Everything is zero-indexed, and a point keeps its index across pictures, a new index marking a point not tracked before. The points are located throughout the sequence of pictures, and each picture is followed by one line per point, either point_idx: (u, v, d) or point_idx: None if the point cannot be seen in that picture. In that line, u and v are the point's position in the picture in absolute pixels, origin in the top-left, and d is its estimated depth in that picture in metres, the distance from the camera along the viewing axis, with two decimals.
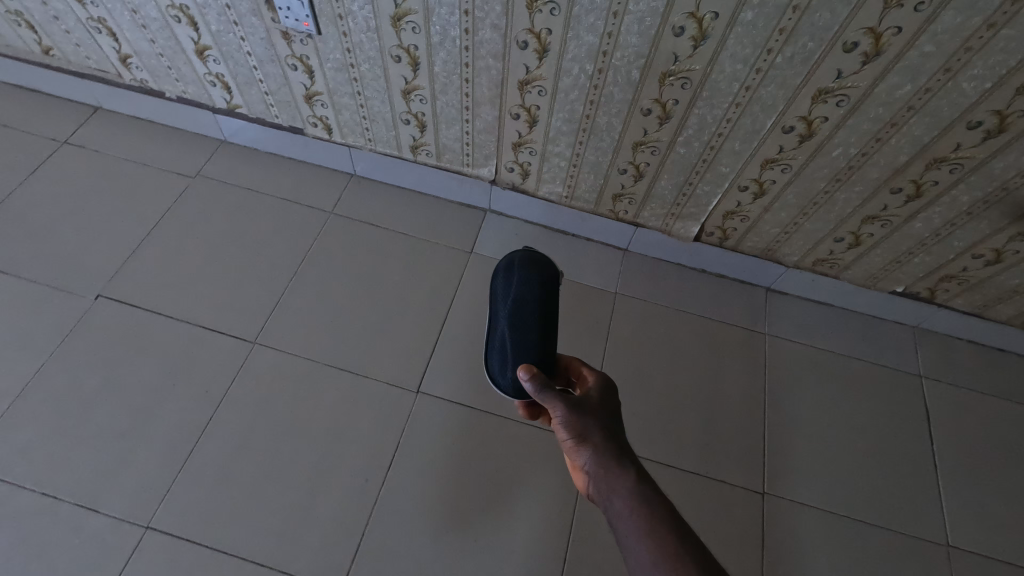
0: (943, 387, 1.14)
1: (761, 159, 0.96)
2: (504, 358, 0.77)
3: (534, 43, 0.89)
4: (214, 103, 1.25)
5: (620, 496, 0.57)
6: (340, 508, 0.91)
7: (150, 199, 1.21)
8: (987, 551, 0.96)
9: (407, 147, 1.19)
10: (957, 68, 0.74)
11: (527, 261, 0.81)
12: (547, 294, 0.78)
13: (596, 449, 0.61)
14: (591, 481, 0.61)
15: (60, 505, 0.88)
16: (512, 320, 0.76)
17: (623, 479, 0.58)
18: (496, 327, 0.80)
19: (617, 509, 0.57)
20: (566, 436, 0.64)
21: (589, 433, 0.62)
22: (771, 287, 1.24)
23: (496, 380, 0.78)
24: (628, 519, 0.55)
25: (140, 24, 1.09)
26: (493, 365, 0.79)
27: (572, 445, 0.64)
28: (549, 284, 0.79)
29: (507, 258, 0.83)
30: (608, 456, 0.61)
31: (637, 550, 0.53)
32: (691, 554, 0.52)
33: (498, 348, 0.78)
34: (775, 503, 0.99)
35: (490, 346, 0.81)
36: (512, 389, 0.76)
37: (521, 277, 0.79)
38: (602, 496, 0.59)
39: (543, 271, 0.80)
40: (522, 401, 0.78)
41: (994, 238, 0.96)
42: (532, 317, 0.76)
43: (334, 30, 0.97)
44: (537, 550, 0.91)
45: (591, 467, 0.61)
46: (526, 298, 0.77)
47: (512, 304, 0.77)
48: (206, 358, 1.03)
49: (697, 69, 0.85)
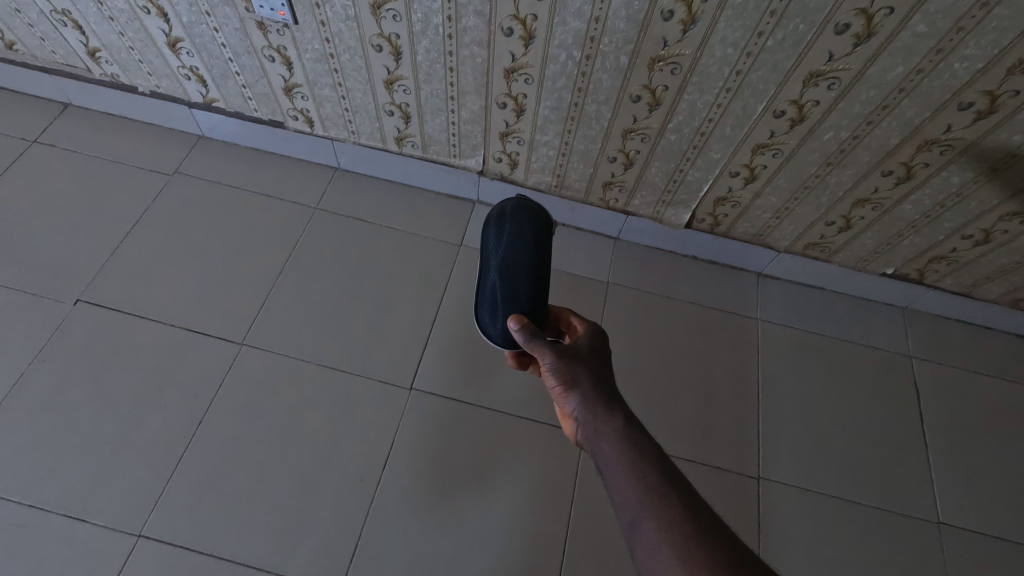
0: (933, 367, 1.15)
1: (752, 144, 0.94)
2: (494, 309, 0.77)
3: (520, 29, 0.86)
4: (190, 98, 1.21)
5: (607, 438, 0.57)
6: (336, 509, 0.90)
7: (127, 199, 1.17)
8: (978, 527, 0.98)
9: (392, 139, 1.16)
10: (949, 49, 0.74)
11: (519, 211, 0.78)
12: (538, 246, 0.76)
13: (585, 394, 0.61)
14: (579, 425, 0.61)
15: (48, 516, 0.86)
16: (502, 273, 0.75)
17: (611, 422, 0.58)
18: (487, 279, 0.80)
19: (603, 450, 0.57)
20: (554, 382, 0.64)
21: (578, 379, 0.63)
22: (762, 272, 1.24)
23: (485, 329, 0.80)
24: (614, 460, 0.55)
25: (107, 17, 1.05)
26: (483, 316, 0.80)
27: (561, 391, 0.64)
28: (540, 236, 0.76)
29: (500, 206, 0.81)
30: (596, 400, 0.60)
31: (622, 488, 0.53)
32: (676, 493, 0.52)
33: (489, 300, 0.78)
34: (770, 488, 0.99)
35: (481, 296, 0.81)
36: (502, 339, 0.77)
37: (512, 230, 0.76)
38: (589, 440, 0.59)
39: (534, 224, 0.77)
40: (512, 351, 0.78)
41: (983, 219, 0.96)
42: (522, 269, 0.74)
43: (311, 20, 0.94)
44: (536, 543, 0.91)
45: (579, 411, 0.61)
46: (517, 249, 0.75)
47: (501, 256, 0.76)
48: (193, 361, 1.01)
49: (687, 54, 0.83)
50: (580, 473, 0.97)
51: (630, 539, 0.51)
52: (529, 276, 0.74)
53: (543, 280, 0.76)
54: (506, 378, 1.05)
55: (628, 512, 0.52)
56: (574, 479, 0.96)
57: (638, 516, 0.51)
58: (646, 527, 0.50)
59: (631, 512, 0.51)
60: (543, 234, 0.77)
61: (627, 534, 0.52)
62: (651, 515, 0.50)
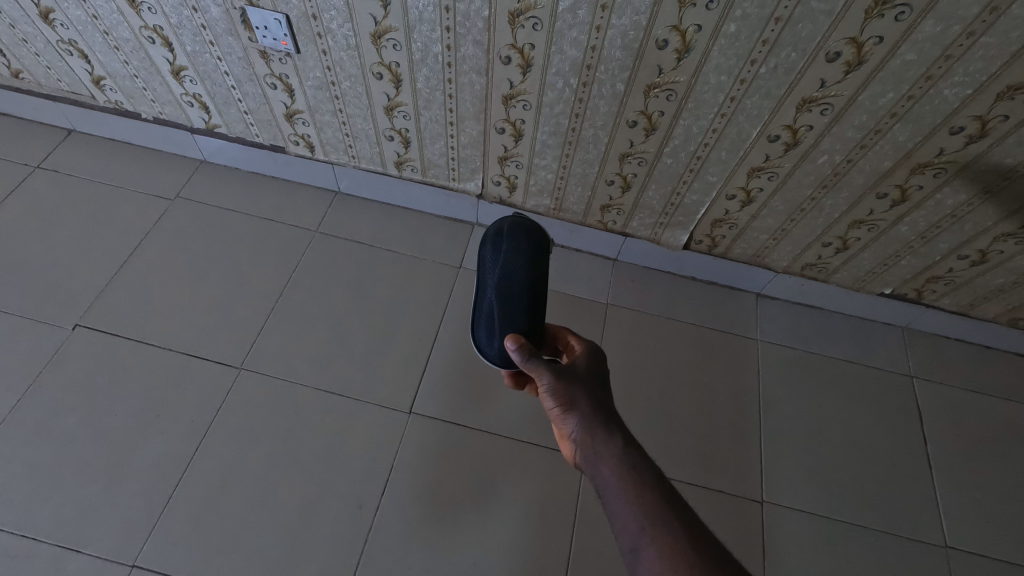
0: (934, 387, 1.15)
1: (747, 167, 0.96)
2: (491, 329, 0.78)
3: (517, 58, 0.88)
4: (192, 124, 1.22)
5: (606, 462, 0.57)
6: (334, 537, 0.89)
7: (128, 223, 1.18)
8: (986, 551, 0.97)
9: (392, 163, 1.17)
10: (938, 75, 0.75)
11: (517, 230, 0.78)
12: (535, 266, 0.76)
13: (583, 416, 0.61)
14: (578, 448, 0.60)
15: (40, 547, 0.84)
16: (499, 294, 0.75)
17: (610, 445, 0.58)
18: (484, 296, 0.80)
19: (603, 475, 0.56)
20: (552, 403, 0.64)
21: (576, 400, 0.62)
22: (760, 292, 1.24)
23: (483, 348, 0.81)
24: (614, 484, 0.55)
25: (113, 46, 1.07)
26: (480, 335, 0.81)
27: (559, 413, 0.63)
28: (538, 256, 0.76)
29: (497, 225, 0.81)
30: (595, 422, 0.60)
31: (623, 514, 0.53)
32: (677, 519, 0.51)
33: (486, 319, 0.79)
34: (774, 511, 0.98)
35: (478, 314, 0.82)
36: (499, 358, 0.78)
37: (508, 250, 0.76)
38: (588, 463, 0.59)
39: (531, 244, 0.77)
40: (509, 371, 0.79)
41: (979, 239, 0.96)
42: (520, 291, 0.74)
43: (313, 49, 0.96)
44: (537, 572, 0.89)
45: (578, 434, 0.60)
46: (513, 270, 0.75)
47: (499, 277, 0.76)
48: (191, 386, 1.00)
49: (682, 81, 0.85)
50: (581, 499, 0.96)
51: (631, 566, 0.51)
52: (525, 297, 0.74)
53: (540, 300, 0.76)
54: (506, 401, 1.04)
55: (629, 539, 0.51)
56: (576, 504, 0.95)
57: (639, 543, 0.50)
58: (647, 555, 0.50)
59: (632, 539, 0.51)
60: (540, 254, 0.77)
61: (628, 561, 0.51)
62: (652, 542, 0.50)
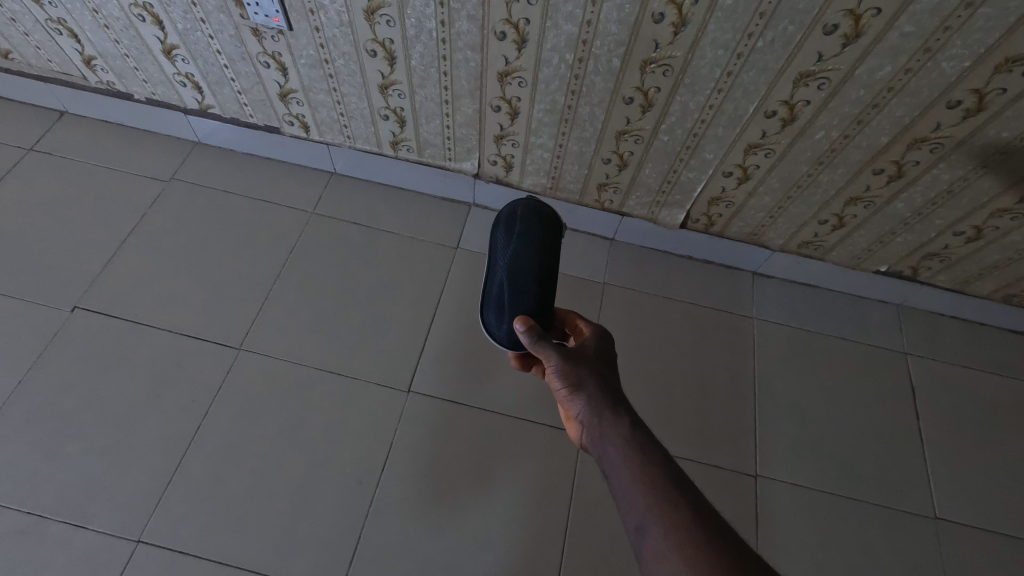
0: (928, 363, 1.16)
1: (744, 144, 0.95)
2: (500, 310, 0.77)
3: (512, 33, 0.87)
4: (185, 104, 1.21)
5: (612, 442, 0.58)
6: (335, 512, 0.91)
7: (123, 206, 1.18)
8: (974, 521, 0.99)
9: (387, 143, 1.17)
10: (936, 48, 0.74)
11: (529, 215, 0.78)
12: (546, 249, 0.76)
13: (590, 397, 0.62)
14: (585, 428, 0.61)
15: (47, 523, 0.86)
16: (511, 273, 0.75)
17: (616, 425, 0.59)
18: (494, 278, 0.79)
19: (609, 454, 0.57)
20: (560, 385, 0.66)
21: (583, 382, 0.64)
22: (757, 271, 1.24)
23: (491, 329, 0.79)
24: (620, 463, 0.56)
25: (103, 25, 1.05)
26: (488, 316, 0.79)
27: (567, 394, 0.65)
28: (550, 241, 0.77)
29: (509, 208, 0.81)
30: (602, 404, 0.61)
31: (629, 493, 0.54)
32: (682, 497, 0.52)
33: (495, 301, 0.78)
34: (768, 485, 1.00)
35: (486, 295, 0.81)
36: (507, 340, 0.78)
37: (521, 231, 0.77)
38: (595, 443, 0.60)
39: (543, 228, 0.77)
40: (516, 353, 0.80)
41: (975, 215, 0.96)
42: (531, 274, 0.74)
43: (306, 26, 0.95)
44: (535, 544, 0.91)
45: (585, 414, 0.62)
46: (526, 251, 0.75)
47: (511, 256, 0.76)
48: (191, 367, 1.01)
49: (678, 56, 0.84)
50: (578, 474, 0.97)
51: (636, 544, 0.52)
52: (537, 277, 0.75)
53: (550, 284, 0.77)
54: (504, 380, 1.05)
55: (634, 517, 0.52)
56: (573, 480, 0.97)
57: (644, 522, 0.51)
58: (653, 532, 0.51)
59: (638, 517, 0.52)
60: (552, 238, 0.78)
61: (634, 539, 0.52)
62: (657, 520, 0.51)
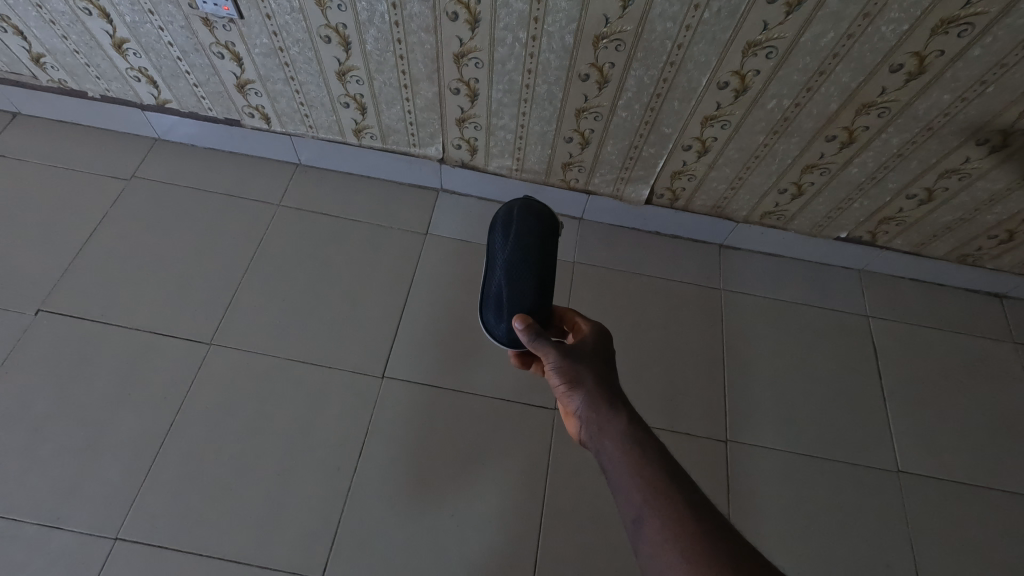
0: (889, 324, 1.20)
1: (701, 117, 0.97)
2: (499, 308, 0.76)
3: (464, 13, 0.87)
4: (142, 100, 1.19)
5: (610, 438, 0.58)
6: (314, 496, 0.92)
7: (83, 207, 1.16)
8: (934, 472, 1.03)
9: (350, 131, 1.16)
10: (875, 12, 0.76)
11: (527, 213, 0.78)
12: (544, 246, 0.76)
13: (589, 392, 0.62)
14: (584, 424, 0.62)
15: (22, 526, 0.85)
16: (508, 272, 0.74)
17: (613, 420, 0.59)
18: (493, 277, 0.78)
19: (607, 449, 0.57)
20: (558, 381, 0.66)
21: (581, 378, 0.64)
22: (724, 243, 1.27)
23: (491, 330, 0.77)
24: (619, 458, 0.56)
25: (48, 20, 1.03)
26: (488, 315, 0.78)
27: (565, 390, 0.65)
28: (548, 237, 0.77)
29: (506, 208, 0.82)
30: (599, 399, 0.61)
31: (626, 486, 0.54)
32: (680, 492, 0.52)
33: (494, 299, 0.77)
34: (738, 450, 1.03)
35: (484, 294, 0.79)
36: (506, 338, 0.76)
37: (519, 230, 0.77)
38: (593, 439, 0.60)
39: (542, 225, 0.78)
40: (516, 351, 0.77)
41: (925, 176, 0.99)
42: (529, 272, 0.74)
43: (256, 13, 0.93)
44: (513, 518, 0.93)
45: (583, 410, 0.62)
46: (522, 249, 0.75)
47: (508, 255, 0.76)
48: (162, 364, 1.00)
49: (629, 30, 0.85)
50: (552, 449, 1.00)
51: (634, 537, 0.52)
52: (535, 275, 0.74)
53: (548, 280, 0.76)
54: (478, 361, 1.07)
55: (632, 509, 0.52)
56: (548, 454, 0.99)
57: (642, 514, 0.51)
58: (650, 526, 0.50)
59: (634, 510, 0.52)
60: (549, 236, 0.78)
61: (631, 533, 0.52)
62: (654, 513, 0.51)
